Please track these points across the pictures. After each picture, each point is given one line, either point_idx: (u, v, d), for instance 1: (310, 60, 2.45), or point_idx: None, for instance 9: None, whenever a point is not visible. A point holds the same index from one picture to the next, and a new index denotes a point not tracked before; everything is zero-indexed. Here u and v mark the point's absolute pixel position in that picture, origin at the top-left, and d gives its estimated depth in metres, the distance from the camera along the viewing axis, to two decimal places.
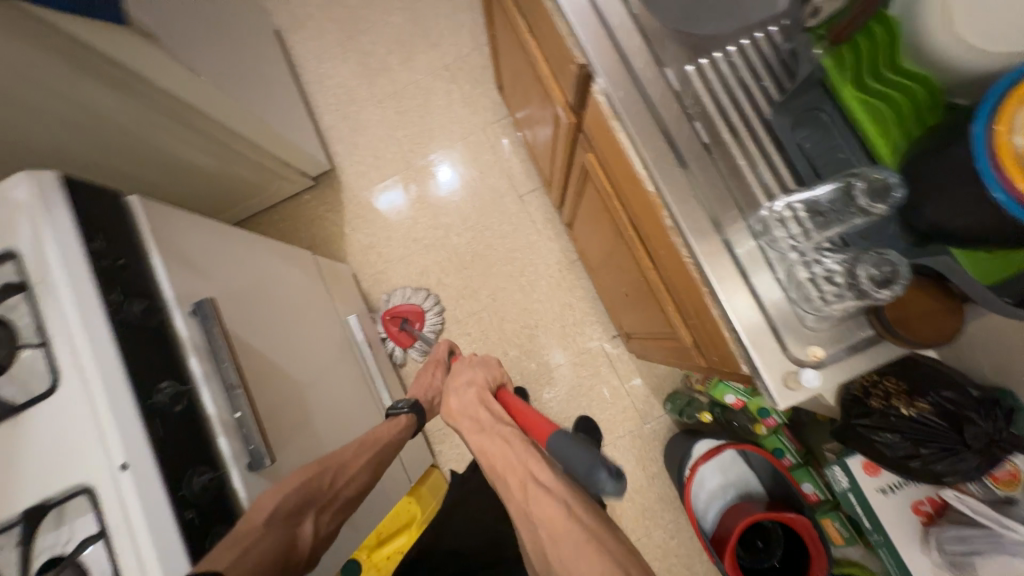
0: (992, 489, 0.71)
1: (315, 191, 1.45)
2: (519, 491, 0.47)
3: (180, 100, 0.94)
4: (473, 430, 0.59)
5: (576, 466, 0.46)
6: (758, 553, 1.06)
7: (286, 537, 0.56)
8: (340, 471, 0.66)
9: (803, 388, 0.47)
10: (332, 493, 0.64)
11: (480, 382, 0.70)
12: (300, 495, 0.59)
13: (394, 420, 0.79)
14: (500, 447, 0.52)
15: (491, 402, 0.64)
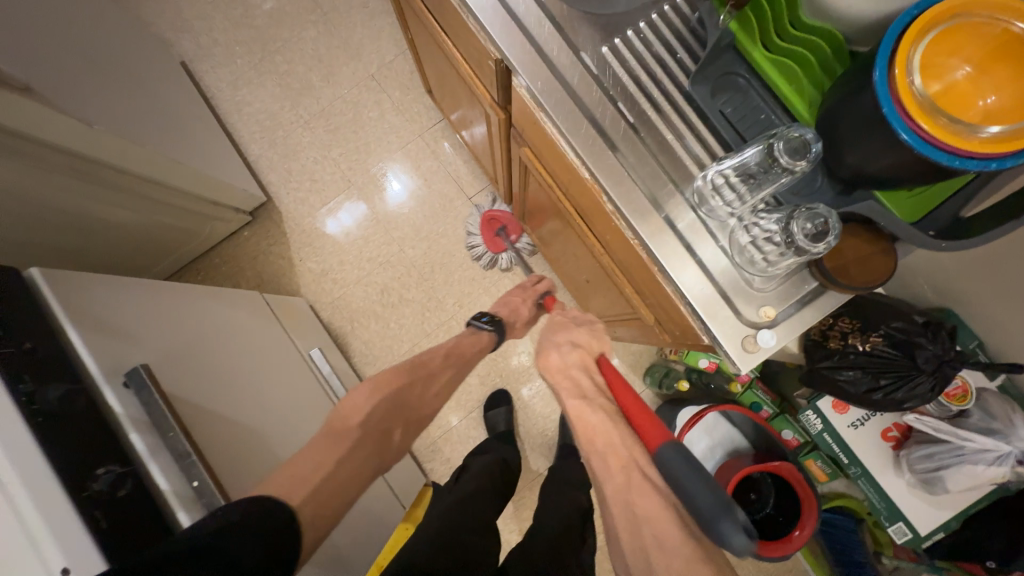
0: (946, 406, 0.75)
1: (254, 226, 1.37)
2: (621, 475, 0.48)
3: (81, 155, 0.86)
4: (571, 396, 0.57)
5: (701, 501, 0.44)
6: (753, 504, 1.11)
7: (376, 440, 0.64)
8: (426, 383, 0.74)
9: (761, 349, 0.49)
10: (420, 404, 0.72)
11: (584, 344, 0.65)
12: (388, 404, 0.67)
13: (476, 335, 0.85)
14: (606, 426, 0.52)
15: (593, 370, 0.61)
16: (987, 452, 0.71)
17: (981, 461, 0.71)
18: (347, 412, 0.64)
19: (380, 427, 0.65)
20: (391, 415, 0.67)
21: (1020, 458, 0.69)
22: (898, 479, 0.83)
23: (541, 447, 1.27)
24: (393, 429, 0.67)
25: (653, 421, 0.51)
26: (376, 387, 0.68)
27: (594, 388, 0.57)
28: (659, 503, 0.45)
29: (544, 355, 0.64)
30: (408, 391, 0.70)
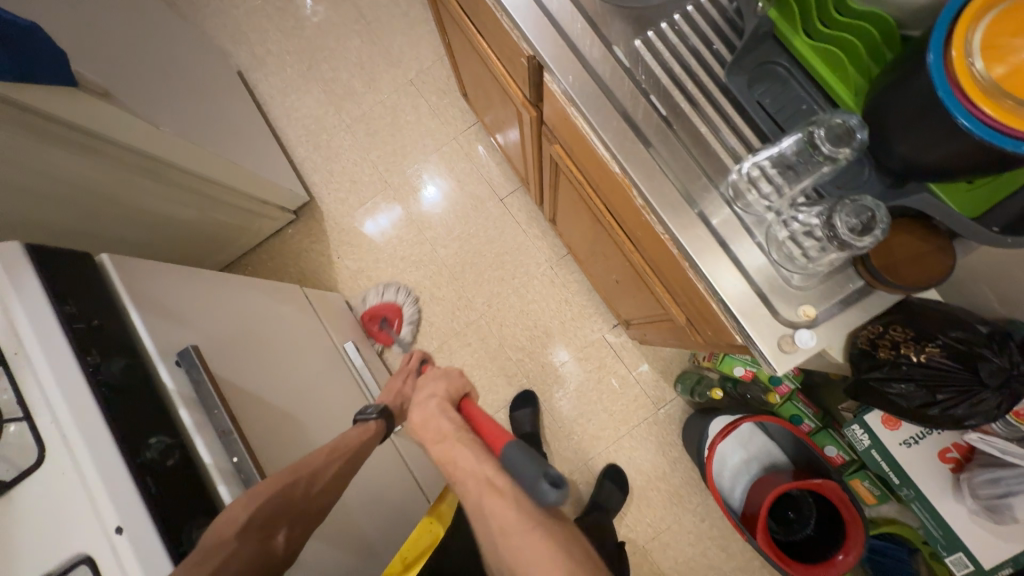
0: (1016, 426, 0.69)
1: (297, 224, 1.44)
2: (474, 490, 0.53)
3: (147, 155, 0.94)
4: (436, 442, 0.61)
5: (523, 474, 0.51)
6: (793, 525, 1.05)
7: (257, 547, 0.53)
8: (314, 477, 0.62)
9: (800, 349, 0.46)
10: (307, 500, 0.60)
11: (443, 393, 0.68)
12: (274, 503, 0.56)
13: (363, 424, 0.75)
14: (462, 453, 0.57)
15: (451, 413, 0.64)
16: None
17: None
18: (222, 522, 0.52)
19: (264, 532, 0.55)
20: (278, 516, 0.56)
21: None
22: (959, 505, 0.76)
23: (566, 450, 1.26)
24: (279, 529, 0.56)
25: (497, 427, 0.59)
26: (258, 493, 0.55)
27: (451, 430, 0.61)
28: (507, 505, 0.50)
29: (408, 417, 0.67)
30: (296, 484, 0.59)
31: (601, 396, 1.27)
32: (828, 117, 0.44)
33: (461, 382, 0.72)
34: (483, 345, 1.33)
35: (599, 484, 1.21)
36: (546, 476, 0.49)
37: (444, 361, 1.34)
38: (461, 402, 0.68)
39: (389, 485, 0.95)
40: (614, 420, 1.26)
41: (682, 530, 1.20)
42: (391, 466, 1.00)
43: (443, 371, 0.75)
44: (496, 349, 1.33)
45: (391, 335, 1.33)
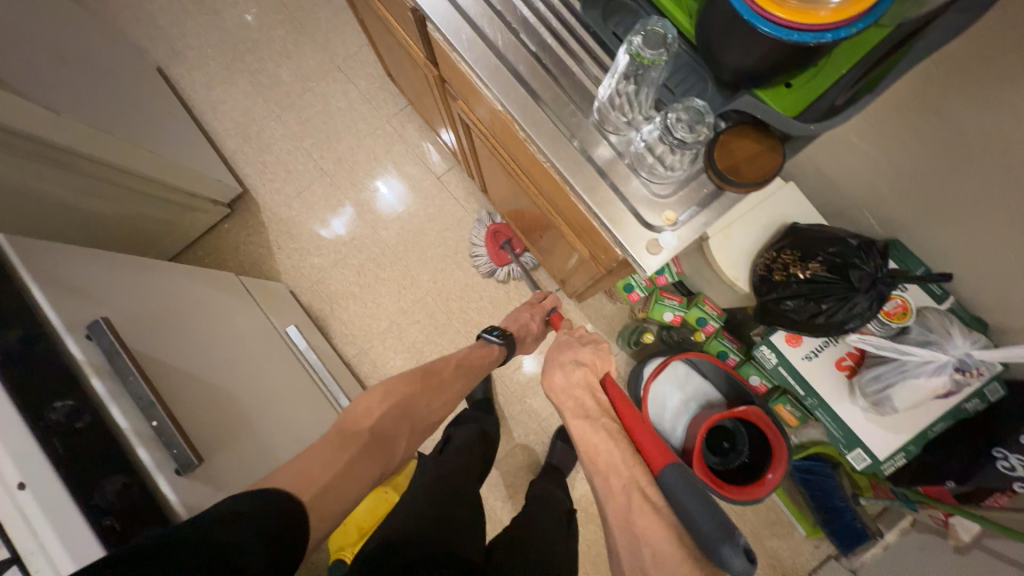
0: (887, 325, 0.77)
1: (233, 218, 1.42)
2: (623, 496, 0.54)
3: (56, 146, 0.91)
4: (576, 414, 0.67)
5: (704, 526, 0.47)
6: (729, 454, 1.11)
7: (387, 439, 0.66)
8: (438, 390, 0.77)
9: (665, 249, 0.53)
10: (426, 412, 0.74)
11: (587, 363, 0.76)
12: (396, 408, 0.70)
13: (487, 348, 0.90)
14: (606, 444, 0.60)
15: (595, 389, 0.70)
16: (926, 364, 0.72)
17: (922, 374, 0.73)
18: (359, 414, 0.67)
19: (393, 429, 0.68)
20: (402, 421, 0.70)
21: (958, 366, 0.70)
22: (854, 406, 0.84)
23: (520, 414, 1.30)
24: (401, 431, 0.69)
25: (662, 450, 0.58)
26: (389, 394, 0.71)
27: (597, 406, 0.67)
28: (659, 524, 0.50)
29: (550, 374, 0.75)
30: (418, 396, 0.74)
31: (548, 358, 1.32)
32: (644, 26, 0.47)
33: (605, 359, 0.80)
34: (432, 321, 1.36)
35: (553, 442, 1.25)
36: (735, 539, 0.45)
37: (394, 340, 1.35)
38: (602, 379, 0.74)
39: None
40: None
41: None
42: None
43: (592, 342, 0.83)
44: (445, 323, 1.35)
45: (511, 257, 1.30)
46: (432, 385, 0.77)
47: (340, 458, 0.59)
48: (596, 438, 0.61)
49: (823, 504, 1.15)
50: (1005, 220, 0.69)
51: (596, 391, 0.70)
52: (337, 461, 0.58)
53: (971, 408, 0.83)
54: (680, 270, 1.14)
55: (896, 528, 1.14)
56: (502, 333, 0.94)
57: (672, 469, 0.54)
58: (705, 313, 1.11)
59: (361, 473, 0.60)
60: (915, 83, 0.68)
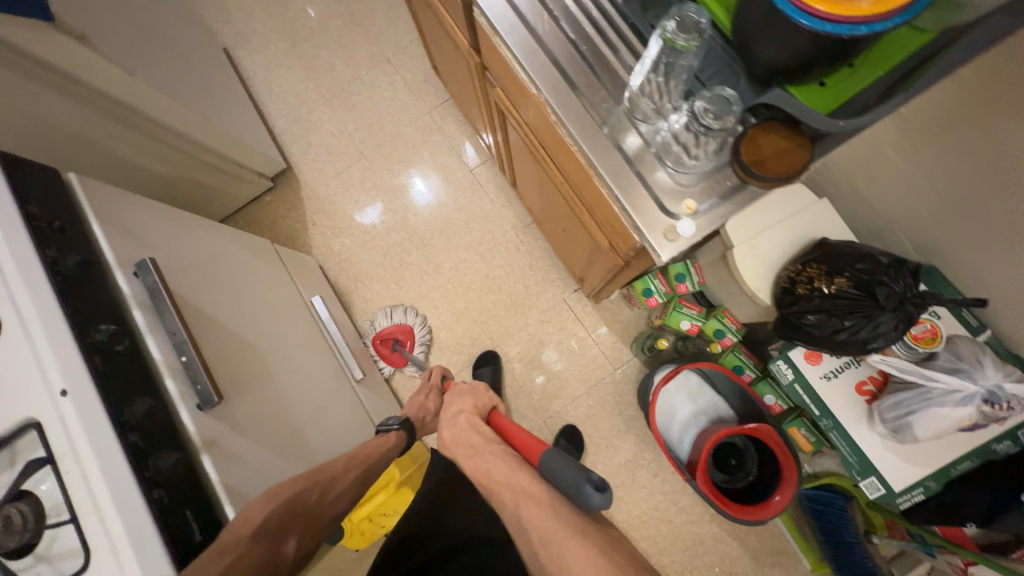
0: (914, 348, 0.73)
1: (275, 192, 1.49)
2: (512, 500, 0.60)
3: (126, 105, 1.00)
4: (468, 454, 0.71)
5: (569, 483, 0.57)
6: (736, 473, 1.08)
7: (272, 550, 0.59)
8: (331, 483, 0.70)
9: (682, 237, 0.53)
10: (318, 508, 0.67)
11: (469, 409, 0.82)
12: (284, 513, 0.61)
13: (385, 435, 0.87)
14: (495, 465, 0.65)
15: (481, 427, 0.76)
16: (952, 393, 0.69)
17: (948, 403, 0.69)
18: (238, 524, 0.56)
19: (277, 538, 0.60)
20: (294, 522, 0.63)
21: (987, 398, 0.67)
22: (872, 433, 0.81)
23: (527, 408, 1.31)
24: (290, 535, 0.62)
25: (536, 442, 0.69)
26: (272, 499, 0.61)
27: (483, 440, 0.72)
28: (541, 508, 0.56)
29: (440, 433, 0.79)
30: (311, 489, 0.66)
31: (560, 356, 1.32)
32: (680, 12, 0.49)
33: (485, 398, 0.87)
34: (449, 308, 1.38)
35: (556, 440, 1.25)
36: (590, 479, 0.55)
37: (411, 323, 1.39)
38: (490, 416, 0.82)
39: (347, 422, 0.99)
40: (573, 379, 1.31)
41: (636, 485, 1.24)
42: (350, 410, 1.04)
43: (471, 389, 0.90)
44: (462, 311, 1.38)
45: (404, 357, 1.33)
46: (325, 476, 0.70)
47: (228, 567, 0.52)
48: (485, 464, 0.66)
49: (832, 539, 1.11)
50: None
51: (483, 427, 0.75)
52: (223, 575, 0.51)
53: (1001, 450, 0.79)
54: (702, 281, 1.12)
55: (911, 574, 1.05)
56: (400, 421, 0.93)
57: (550, 453, 0.63)
58: (724, 326, 1.09)
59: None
60: (969, 101, 0.66)
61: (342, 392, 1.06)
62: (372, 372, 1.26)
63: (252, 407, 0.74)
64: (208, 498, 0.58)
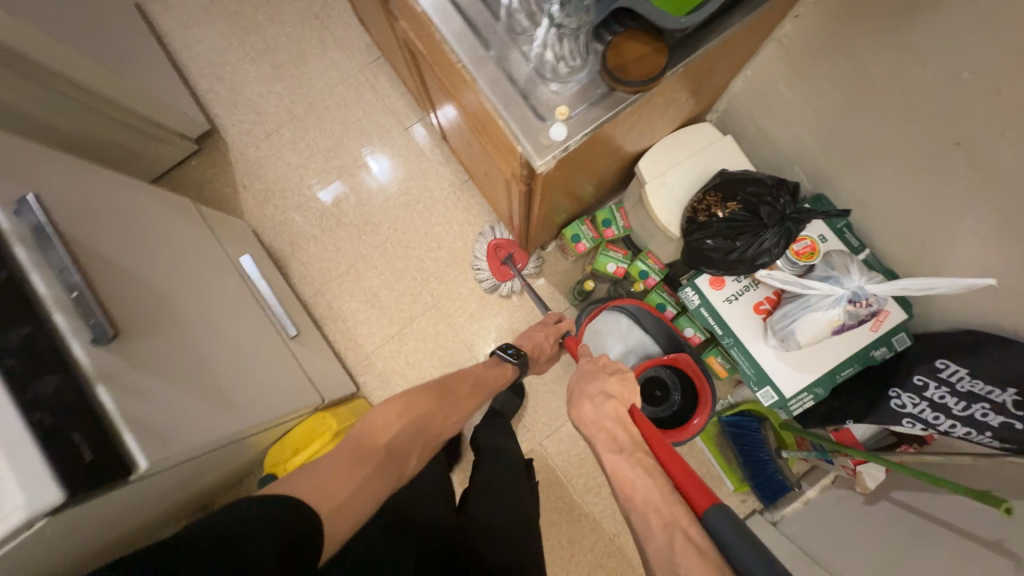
0: (795, 262, 0.81)
1: (200, 155, 1.43)
2: (664, 535, 0.49)
3: (23, 56, 0.93)
4: (613, 449, 0.63)
5: (749, 564, 0.44)
6: (661, 403, 1.13)
7: (401, 454, 0.69)
8: (452, 406, 0.80)
9: (555, 143, 0.56)
10: (439, 428, 0.77)
11: (616, 395, 0.71)
12: (415, 425, 0.72)
13: (502, 367, 0.95)
14: (644, 480, 0.56)
15: (629, 424, 0.66)
16: (825, 298, 0.76)
17: (823, 306, 0.76)
18: (380, 425, 0.69)
19: (408, 444, 0.70)
20: (419, 433, 0.73)
21: (852, 298, 0.75)
22: (766, 347, 0.88)
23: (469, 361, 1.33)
24: (416, 445, 0.72)
25: (699, 484, 0.53)
26: (410, 408, 0.73)
27: (630, 440, 0.63)
28: (704, 566, 0.46)
29: (579, 407, 0.71)
30: (437, 411, 0.77)
31: (500, 310, 1.35)
32: None
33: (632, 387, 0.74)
34: (389, 267, 1.38)
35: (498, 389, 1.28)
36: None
37: (351, 283, 1.38)
38: (631, 409, 0.69)
39: (277, 373, 0.99)
40: (514, 330, 1.35)
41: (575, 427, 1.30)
42: (283, 364, 1.04)
43: (615, 370, 0.77)
44: (402, 269, 1.38)
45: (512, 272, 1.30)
46: (449, 400, 0.80)
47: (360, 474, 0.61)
48: (633, 477, 0.57)
49: (750, 458, 1.21)
50: (911, 164, 0.74)
51: (630, 423, 0.66)
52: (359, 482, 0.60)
53: (880, 357, 0.88)
54: (627, 225, 1.17)
55: (817, 484, 1.19)
56: (517, 353, 0.97)
57: (717, 508, 0.49)
58: (648, 267, 1.15)
59: (376, 491, 0.62)
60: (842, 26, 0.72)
61: (274, 348, 1.06)
62: (310, 332, 1.25)
63: (163, 347, 0.73)
64: (104, 426, 0.57)
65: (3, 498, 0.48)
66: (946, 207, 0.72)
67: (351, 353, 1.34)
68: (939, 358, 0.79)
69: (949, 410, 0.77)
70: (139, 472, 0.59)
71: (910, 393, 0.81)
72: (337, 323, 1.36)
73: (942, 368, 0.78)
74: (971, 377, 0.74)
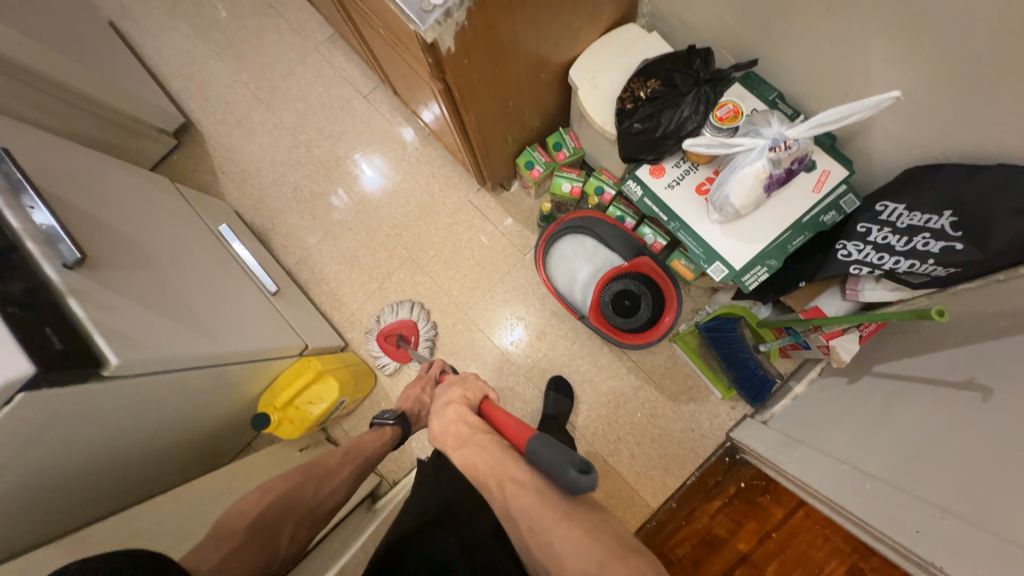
0: (719, 128, 0.82)
1: (181, 149, 1.54)
2: (499, 490, 0.55)
3: (10, 60, 1.05)
4: (457, 446, 0.64)
5: (553, 462, 0.52)
6: (631, 312, 1.14)
7: (265, 539, 0.67)
8: (324, 480, 0.78)
9: (437, 7, 0.62)
10: (315, 500, 0.76)
11: (459, 400, 0.73)
12: (279, 504, 0.71)
13: (379, 431, 0.90)
14: (480, 454, 0.60)
15: (469, 416, 0.68)
16: (750, 153, 0.78)
17: (748, 161, 0.78)
18: (234, 514, 0.69)
19: (270, 528, 0.69)
20: (288, 510, 0.72)
21: (772, 145, 0.76)
22: (711, 224, 0.90)
23: (449, 305, 1.38)
24: (284, 525, 0.70)
25: (524, 428, 0.63)
26: (267, 491, 0.73)
27: (472, 428, 0.65)
28: (529, 493, 0.53)
29: (428, 426, 0.72)
30: (303, 485, 0.76)
31: (472, 254, 1.40)
32: None
33: (477, 388, 0.78)
34: (363, 227, 1.45)
35: (545, 394, 1.28)
36: (572, 461, 0.51)
37: (330, 248, 1.45)
38: (481, 406, 0.73)
39: (256, 320, 1.06)
40: (487, 271, 1.38)
41: (556, 354, 1.33)
42: (265, 315, 1.10)
43: (461, 381, 0.81)
44: (375, 228, 1.44)
45: (409, 353, 1.32)
46: (319, 474, 0.78)
47: (222, 552, 0.61)
48: (472, 454, 0.60)
49: (732, 362, 1.20)
50: (817, 5, 0.75)
51: (471, 415, 0.68)
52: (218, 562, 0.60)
53: (830, 222, 0.88)
54: (578, 146, 1.20)
55: (804, 379, 1.17)
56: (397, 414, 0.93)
57: (534, 437, 0.56)
58: (602, 182, 1.18)
59: (248, 561, 0.63)
60: None
61: (257, 301, 1.12)
62: (292, 292, 1.32)
63: (139, 283, 0.80)
64: (75, 328, 0.65)
65: None
66: (858, 40, 0.74)
67: (337, 311, 1.41)
68: (879, 202, 0.81)
69: (892, 249, 0.78)
70: (111, 367, 0.67)
71: (855, 241, 0.83)
72: (321, 285, 1.43)
73: (881, 211, 0.80)
74: (908, 211, 0.76)
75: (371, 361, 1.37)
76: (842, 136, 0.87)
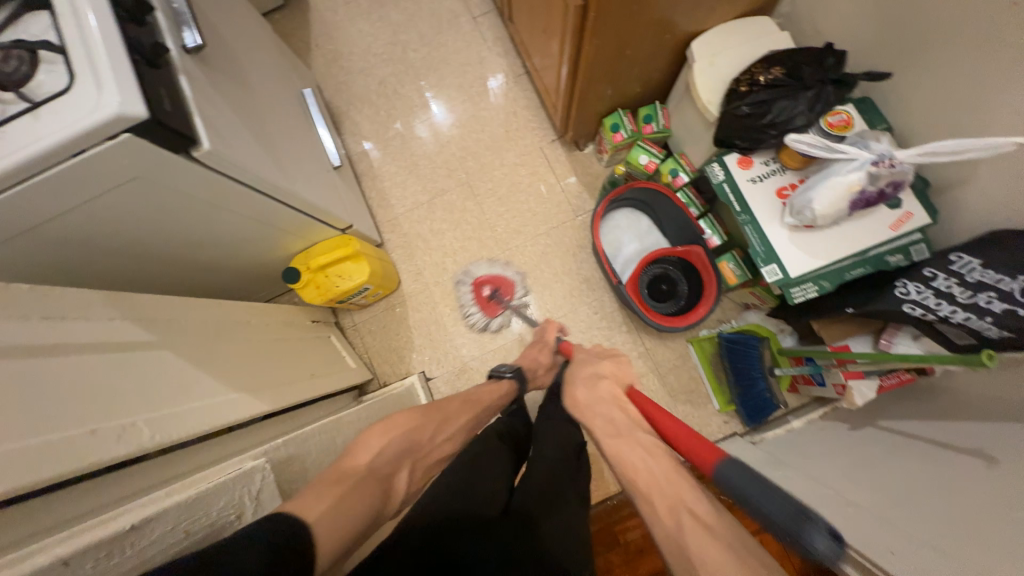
0: (826, 132, 0.83)
1: (285, 11, 1.56)
2: (670, 517, 0.44)
3: None
4: (607, 433, 0.57)
5: (774, 514, 0.38)
6: (665, 294, 1.18)
7: (388, 480, 0.59)
8: (442, 427, 0.72)
9: None
10: (430, 445, 0.69)
11: (609, 375, 0.70)
12: (405, 440, 0.64)
13: (496, 384, 0.92)
14: (646, 462, 0.49)
15: (625, 404, 0.62)
16: (851, 163, 0.80)
17: (845, 171, 0.80)
18: (357, 449, 0.60)
19: (394, 465, 0.61)
20: (409, 453, 0.64)
21: (876, 160, 0.78)
22: (781, 228, 0.90)
23: (489, 238, 1.39)
24: (400, 470, 0.62)
25: (710, 444, 0.47)
26: (392, 427, 0.64)
27: (627, 422, 0.57)
28: (716, 542, 0.41)
29: (572, 392, 0.68)
30: (422, 426, 0.68)
31: (528, 197, 1.41)
32: None
33: (627, 371, 0.72)
34: (432, 140, 1.46)
35: None
36: (816, 521, 0.36)
37: (395, 149, 1.47)
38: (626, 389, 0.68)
39: (319, 181, 1.08)
40: (535, 218, 1.40)
41: (576, 318, 1.34)
42: (326, 181, 1.12)
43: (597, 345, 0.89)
44: (444, 144, 1.46)
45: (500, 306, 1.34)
46: (439, 417, 0.72)
47: (332, 494, 0.50)
48: (632, 456, 0.51)
49: (741, 378, 1.21)
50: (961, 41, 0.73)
51: (625, 403, 0.62)
52: (333, 502, 0.49)
53: (894, 264, 0.87)
54: (667, 125, 1.21)
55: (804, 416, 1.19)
56: (512, 370, 0.98)
57: (728, 463, 0.43)
58: (678, 166, 1.20)
59: (361, 507, 0.52)
60: None
61: (321, 167, 1.15)
62: (349, 176, 1.34)
63: (235, 97, 0.82)
64: (182, 102, 0.66)
65: (102, 99, 0.55)
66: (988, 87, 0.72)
67: (382, 210, 1.43)
68: (954, 252, 0.77)
69: (952, 298, 0.75)
70: (202, 150, 0.67)
71: (917, 283, 0.81)
72: (374, 181, 1.45)
73: (953, 261, 0.77)
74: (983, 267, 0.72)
75: (399, 266, 1.40)
76: (935, 185, 0.87)
